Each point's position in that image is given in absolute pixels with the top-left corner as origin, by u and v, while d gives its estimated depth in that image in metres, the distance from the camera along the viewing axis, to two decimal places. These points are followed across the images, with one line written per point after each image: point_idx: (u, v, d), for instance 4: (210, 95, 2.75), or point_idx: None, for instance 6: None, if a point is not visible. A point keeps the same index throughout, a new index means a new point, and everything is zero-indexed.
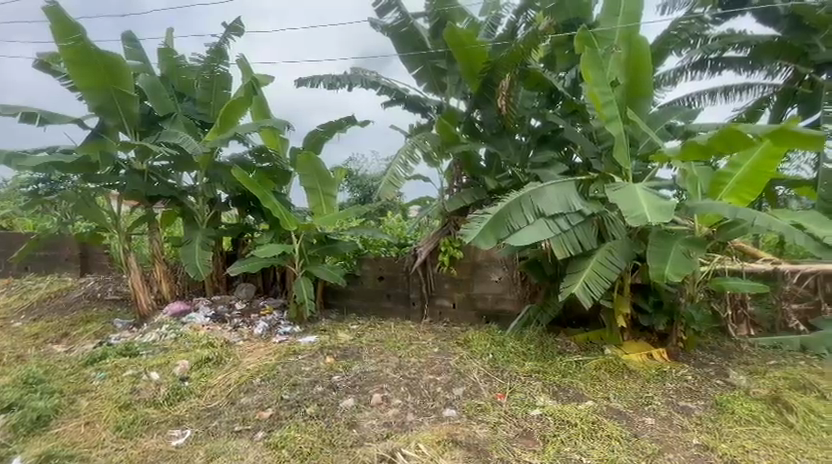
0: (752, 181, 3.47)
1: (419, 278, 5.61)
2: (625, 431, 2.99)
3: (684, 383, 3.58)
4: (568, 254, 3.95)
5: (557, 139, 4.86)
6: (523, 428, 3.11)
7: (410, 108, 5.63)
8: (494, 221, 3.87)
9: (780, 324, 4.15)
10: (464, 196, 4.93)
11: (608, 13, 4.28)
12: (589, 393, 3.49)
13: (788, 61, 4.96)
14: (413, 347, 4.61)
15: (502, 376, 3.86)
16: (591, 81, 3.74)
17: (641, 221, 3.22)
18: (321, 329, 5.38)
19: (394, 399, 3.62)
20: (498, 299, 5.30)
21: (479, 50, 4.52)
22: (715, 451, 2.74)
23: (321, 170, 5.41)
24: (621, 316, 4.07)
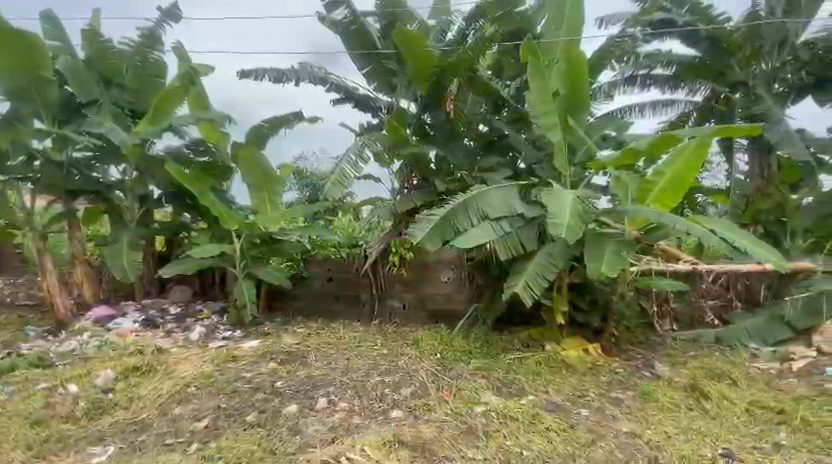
0: (674, 188, 3.76)
1: (369, 279, 5.59)
2: (562, 423, 3.15)
3: (615, 375, 3.83)
4: (510, 254, 4.10)
5: (502, 145, 5.03)
6: (469, 425, 3.16)
7: (360, 107, 5.66)
8: (440, 223, 3.97)
9: (697, 319, 4.63)
10: (414, 198, 4.98)
11: (550, 25, 4.49)
12: (530, 388, 3.65)
13: (706, 82, 5.26)
14: (361, 349, 4.56)
15: (449, 374, 3.91)
16: (533, 89, 3.99)
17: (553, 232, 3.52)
18: (264, 334, 5.16)
19: (340, 403, 3.55)
20: (448, 299, 5.36)
21: (427, 54, 4.54)
22: (641, 438, 2.96)
23: (263, 167, 5.19)
24: (560, 313, 4.25)
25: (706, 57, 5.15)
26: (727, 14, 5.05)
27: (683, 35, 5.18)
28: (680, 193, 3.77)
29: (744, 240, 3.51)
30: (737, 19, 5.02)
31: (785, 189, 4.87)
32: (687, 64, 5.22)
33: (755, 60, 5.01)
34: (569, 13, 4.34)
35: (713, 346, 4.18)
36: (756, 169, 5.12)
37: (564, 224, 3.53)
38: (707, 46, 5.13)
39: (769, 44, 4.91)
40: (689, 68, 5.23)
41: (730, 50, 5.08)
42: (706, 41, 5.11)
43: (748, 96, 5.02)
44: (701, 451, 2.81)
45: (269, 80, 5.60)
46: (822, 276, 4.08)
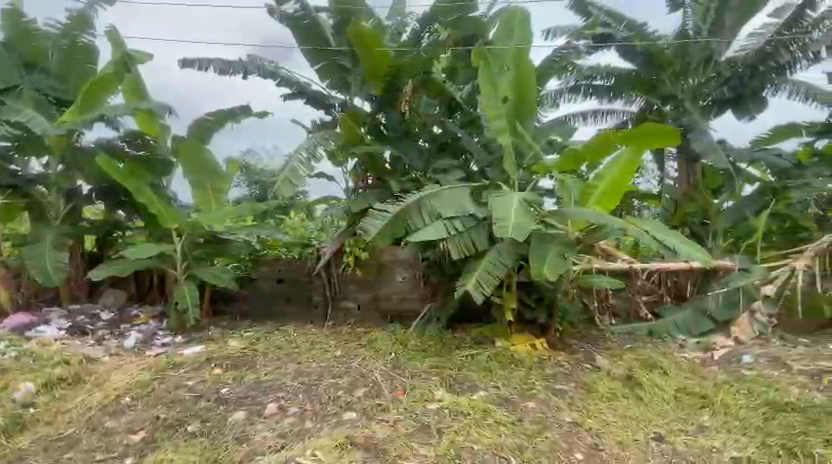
0: (613, 193, 4.03)
1: (322, 280, 5.48)
2: (511, 416, 3.26)
3: (560, 368, 4.03)
4: (462, 253, 4.18)
5: (455, 147, 5.05)
6: (421, 423, 3.19)
7: (313, 103, 5.51)
8: (393, 220, 4.02)
9: (632, 313, 4.99)
10: (369, 198, 4.96)
11: (502, 35, 4.57)
12: (481, 384, 3.74)
13: (640, 93, 5.63)
14: (313, 351, 4.47)
15: (403, 374, 3.92)
16: (485, 96, 4.13)
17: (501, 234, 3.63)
18: (208, 339, 4.90)
19: (290, 408, 3.45)
20: (402, 299, 5.37)
21: (383, 52, 4.55)
22: (583, 426, 3.13)
23: (208, 162, 4.98)
24: (509, 311, 4.41)
25: (642, 71, 5.49)
26: (661, 32, 5.44)
27: (621, 49, 5.53)
28: (617, 198, 4.06)
29: (673, 239, 3.83)
30: (669, 36, 5.42)
31: (707, 194, 5.36)
32: (625, 77, 5.55)
33: (685, 75, 5.43)
34: (519, 25, 4.54)
35: (647, 338, 4.50)
36: (683, 175, 5.52)
37: (510, 223, 3.70)
38: (642, 60, 5.45)
39: (696, 63, 5.38)
40: (627, 80, 5.56)
41: (664, 65, 5.40)
42: (642, 55, 5.48)
43: (677, 108, 5.47)
44: (635, 436, 3.03)
45: (214, 71, 5.34)
46: (739, 273, 4.51)
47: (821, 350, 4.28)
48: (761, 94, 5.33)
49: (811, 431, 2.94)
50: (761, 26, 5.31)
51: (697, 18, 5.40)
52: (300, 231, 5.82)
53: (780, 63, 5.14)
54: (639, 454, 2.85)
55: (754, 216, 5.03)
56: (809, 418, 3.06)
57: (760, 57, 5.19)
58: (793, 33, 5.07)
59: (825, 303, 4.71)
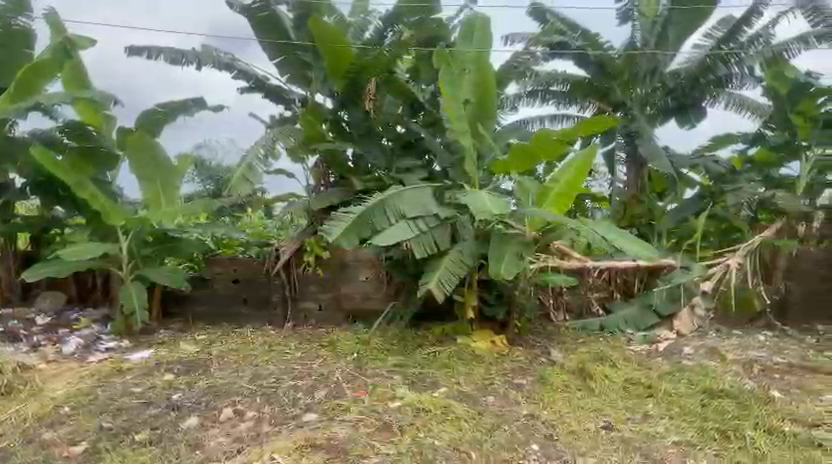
0: (566, 195, 4.15)
1: (281, 280, 5.34)
2: (471, 411, 3.33)
3: (518, 363, 4.16)
4: (424, 253, 4.21)
5: (419, 148, 5.10)
6: (382, 422, 3.18)
7: (272, 98, 5.43)
8: (356, 222, 3.99)
9: (585, 309, 5.21)
10: (331, 196, 4.93)
11: (464, 36, 4.60)
12: (442, 380, 3.80)
13: (593, 100, 5.91)
14: (271, 353, 4.36)
15: (364, 374, 3.91)
16: (448, 97, 4.20)
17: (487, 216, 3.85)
18: (157, 343, 4.66)
19: (247, 412, 3.34)
20: (365, 298, 5.33)
21: (344, 49, 4.51)
22: (538, 418, 3.25)
23: (158, 156, 4.72)
24: (471, 308, 4.54)
25: (595, 79, 5.76)
26: (612, 42, 5.73)
27: (576, 57, 5.79)
28: (569, 200, 4.18)
29: (621, 240, 4.00)
30: (618, 47, 5.71)
31: (654, 196, 5.70)
32: (581, 83, 5.77)
33: (633, 85, 5.73)
34: (481, 30, 4.59)
35: (598, 333, 4.74)
36: (633, 180, 5.92)
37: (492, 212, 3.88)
38: (595, 69, 5.75)
39: (643, 72, 5.71)
40: (582, 87, 5.80)
41: (615, 73, 5.67)
42: (595, 64, 5.76)
43: (627, 115, 5.78)
44: (586, 425, 3.17)
45: (164, 60, 5.08)
46: (680, 271, 4.85)
47: (751, 340, 4.65)
48: (701, 104, 5.69)
49: (742, 415, 3.18)
50: (704, 36, 5.60)
51: (645, 30, 5.72)
52: (258, 230, 5.64)
53: (719, 76, 5.45)
54: (589, 442, 2.97)
55: (694, 218, 5.40)
56: (740, 403, 3.32)
57: (700, 69, 5.50)
58: (730, 48, 5.42)
59: (756, 299, 5.01)
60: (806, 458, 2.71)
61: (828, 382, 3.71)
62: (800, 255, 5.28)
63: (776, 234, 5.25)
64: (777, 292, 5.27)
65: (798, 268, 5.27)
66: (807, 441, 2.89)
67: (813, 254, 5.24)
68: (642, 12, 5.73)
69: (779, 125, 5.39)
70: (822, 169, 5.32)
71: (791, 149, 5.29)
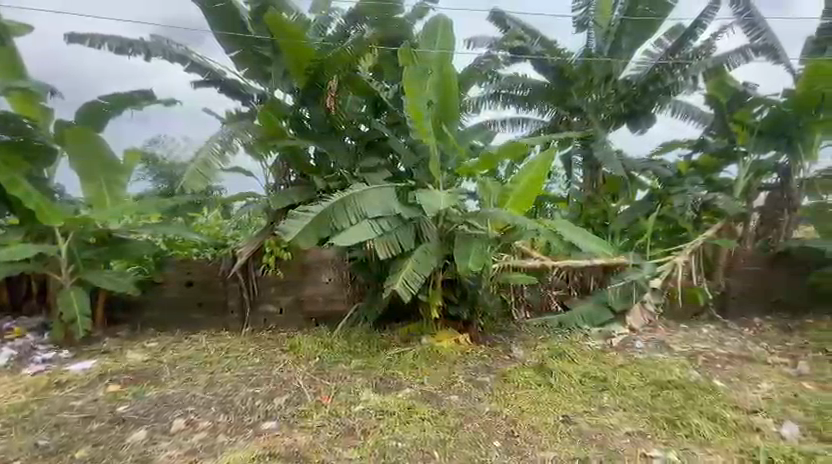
0: (526, 198, 4.24)
1: (238, 283, 5.14)
2: (435, 411, 3.34)
3: (481, 361, 4.23)
4: (389, 253, 4.20)
5: (382, 147, 5.05)
6: (346, 426, 3.14)
7: (227, 93, 5.27)
8: (316, 221, 3.94)
9: (544, 307, 5.36)
10: (291, 195, 4.82)
11: (426, 39, 4.62)
12: (406, 381, 3.80)
13: (552, 105, 6.12)
14: (228, 360, 4.20)
15: (327, 378, 3.84)
16: (412, 95, 4.10)
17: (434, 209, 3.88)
18: (102, 352, 4.38)
19: (201, 422, 3.18)
20: (328, 300, 5.24)
21: (304, 44, 4.36)
22: (501, 415, 3.30)
23: (99, 150, 4.42)
24: (435, 308, 4.53)
25: (553, 84, 6.01)
26: (569, 49, 5.92)
27: (535, 62, 5.99)
28: (530, 202, 4.28)
29: (577, 238, 4.19)
30: (575, 54, 5.91)
31: (607, 198, 5.96)
32: (539, 88, 6.00)
33: (589, 90, 5.96)
34: (444, 32, 4.62)
35: (557, 329, 4.90)
36: (588, 182, 6.19)
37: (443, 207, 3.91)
38: (553, 75, 5.97)
39: (597, 79, 5.95)
40: (540, 92, 6.04)
41: (572, 79, 5.88)
42: (553, 70, 5.97)
43: (583, 120, 6.02)
44: (546, 420, 3.24)
45: (110, 49, 4.76)
46: (632, 269, 5.11)
47: (695, 333, 4.97)
48: (651, 111, 5.99)
49: (688, 404, 3.37)
50: (654, 46, 5.89)
51: (599, 39, 5.93)
52: (215, 230, 5.42)
53: (667, 85, 5.73)
54: (549, 437, 3.05)
55: (644, 218, 5.70)
56: (687, 392, 3.52)
57: (650, 78, 5.83)
58: (678, 59, 5.67)
59: (700, 293, 5.26)
60: (746, 443, 2.91)
61: (763, 371, 4.01)
62: (738, 253, 5.68)
63: (718, 233, 5.62)
64: (718, 287, 5.66)
65: (737, 265, 5.67)
66: (746, 426, 3.10)
67: (750, 252, 5.66)
68: (597, 21, 5.88)
69: (720, 131, 5.76)
70: (758, 173, 5.60)
71: (729, 155, 5.62)
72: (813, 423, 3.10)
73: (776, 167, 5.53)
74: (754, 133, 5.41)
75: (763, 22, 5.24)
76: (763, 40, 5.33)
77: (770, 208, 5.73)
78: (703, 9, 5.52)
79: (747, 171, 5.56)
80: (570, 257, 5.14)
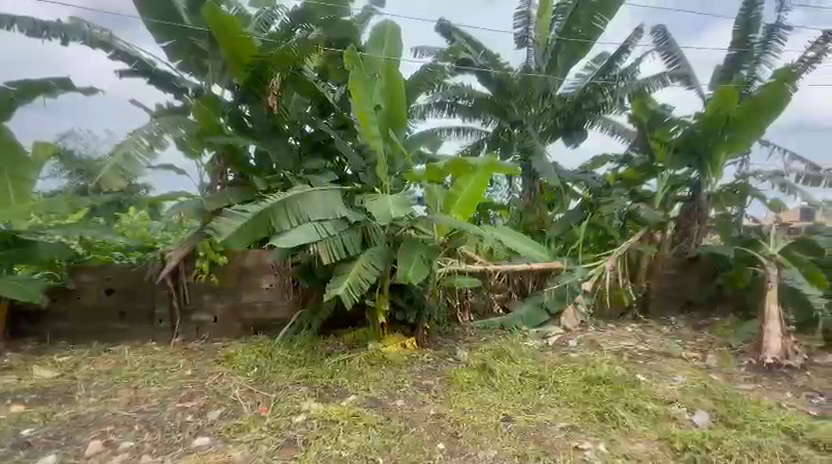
0: (468, 205, 4.37)
1: (167, 289, 4.78)
2: (381, 417, 3.30)
3: (426, 364, 4.26)
4: (333, 258, 4.13)
5: (328, 149, 4.96)
6: (286, 438, 3.02)
7: (159, 85, 4.90)
8: (252, 222, 3.78)
9: (487, 310, 5.53)
10: (229, 196, 4.59)
11: (374, 44, 4.66)
12: (351, 389, 3.73)
13: (495, 116, 6.40)
14: (156, 373, 3.90)
15: (266, 389, 3.69)
16: (359, 99, 4.09)
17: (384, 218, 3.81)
18: (3, 369, 3.91)
19: (123, 442, 2.91)
20: (268, 307, 5.01)
21: (245, 40, 4.21)
22: (445, 417, 3.35)
23: (8, 142, 3.94)
24: (382, 313, 4.51)
25: (496, 97, 6.26)
26: (510, 64, 6.22)
27: (479, 74, 6.24)
28: (471, 209, 4.43)
29: (515, 242, 4.38)
30: (516, 68, 6.20)
31: (543, 207, 6.36)
32: (482, 99, 6.25)
33: (528, 104, 6.28)
34: (390, 39, 4.69)
35: (498, 331, 5.08)
36: (526, 191, 6.47)
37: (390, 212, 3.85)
38: (495, 88, 6.26)
39: (536, 95, 6.26)
40: (481, 103, 6.29)
41: (513, 93, 6.17)
42: (495, 83, 6.24)
43: (523, 132, 6.32)
44: (488, 419, 3.34)
45: (20, 32, 4.28)
46: (566, 272, 5.44)
47: (621, 332, 5.39)
48: (583, 126, 6.41)
49: (615, 398, 3.63)
50: (585, 68, 6.35)
51: (538, 56, 6.27)
52: (142, 231, 5.06)
53: (598, 103, 6.15)
54: (490, 436, 3.12)
55: (577, 226, 6.10)
56: (614, 387, 3.79)
57: (583, 96, 6.22)
58: (606, 80, 6.14)
59: (624, 294, 5.84)
60: (664, 431, 3.18)
61: (678, 365, 4.43)
62: (658, 259, 6.23)
63: (640, 240, 6.13)
64: (641, 289, 6.20)
65: (656, 269, 6.25)
66: (665, 415, 3.39)
67: (666, 257, 6.24)
68: (535, 39, 6.24)
69: (642, 149, 6.22)
70: (674, 187, 6.17)
71: (650, 170, 6.07)
72: (720, 411, 3.46)
73: (688, 182, 6.15)
74: (670, 151, 5.90)
75: (679, 52, 5.95)
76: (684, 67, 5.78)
77: (684, 218, 6.36)
78: (626, 36, 6.10)
79: (665, 185, 6.09)
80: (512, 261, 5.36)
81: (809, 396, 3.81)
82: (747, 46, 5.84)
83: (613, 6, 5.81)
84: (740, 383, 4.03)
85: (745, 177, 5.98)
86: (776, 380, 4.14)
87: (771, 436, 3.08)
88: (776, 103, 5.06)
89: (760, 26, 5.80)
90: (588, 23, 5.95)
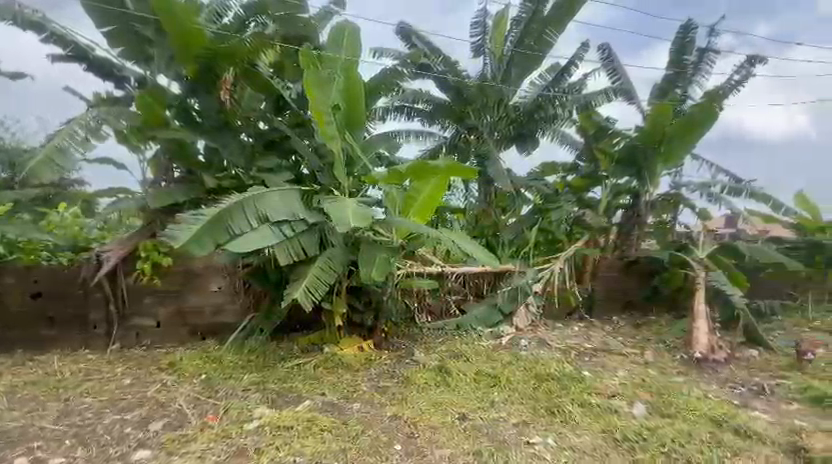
0: (427, 207, 4.45)
1: (103, 293, 4.49)
2: (336, 421, 3.26)
3: (383, 367, 4.26)
4: (290, 260, 4.03)
5: (284, 147, 4.81)
6: (236, 447, 2.91)
7: (97, 72, 4.64)
8: (209, 225, 3.58)
9: (444, 311, 5.60)
10: (174, 193, 4.34)
11: (333, 43, 4.60)
12: (306, 393, 3.66)
13: (452, 122, 6.56)
14: (90, 384, 3.64)
15: (214, 396, 3.54)
16: (313, 98, 4.07)
17: (343, 225, 3.70)
18: None
19: (52, 459, 2.71)
20: (217, 312, 4.79)
21: (196, 31, 4.00)
22: (402, 418, 3.36)
23: None
24: (339, 316, 4.49)
25: (454, 103, 6.42)
26: (468, 71, 6.36)
27: (437, 79, 6.34)
28: (430, 211, 4.50)
29: (472, 246, 4.52)
30: (472, 75, 6.36)
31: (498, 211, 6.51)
32: (439, 105, 6.39)
33: (483, 112, 6.47)
34: (350, 39, 4.63)
35: (455, 332, 5.16)
36: (482, 196, 6.64)
37: (348, 220, 3.75)
38: (453, 94, 6.40)
39: (491, 103, 6.43)
40: (439, 109, 6.42)
41: (469, 99, 6.34)
42: (453, 89, 6.38)
43: (479, 139, 6.49)
44: (444, 418, 3.38)
45: None
46: (518, 274, 5.64)
47: (569, 331, 5.67)
48: (536, 136, 6.70)
49: (563, 393, 3.81)
50: (538, 78, 6.59)
51: (493, 65, 6.48)
52: (74, 230, 4.55)
53: (549, 114, 6.45)
54: (444, 435, 3.17)
55: (528, 229, 6.34)
56: (562, 383, 3.99)
57: (534, 106, 6.45)
58: (556, 91, 6.38)
59: (572, 296, 6.12)
60: (607, 423, 3.38)
61: (619, 361, 4.72)
62: (602, 261, 6.62)
63: (586, 244, 6.46)
64: (586, 290, 6.55)
65: (600, 271, 6.63)
66: (607, 408, 3.61)
67: (610, 260, 6.64)
68: (491, 49, 6.45)
69: (588, 160, 6.60)
70: (617, 194, 6.52)
71: (595, 178, 6.47)
72: (656, 402, 3.73)
73: (629, 190, 6.50)
74: (613, 161, 6.29)
75: (621, 68, 6.38)
76: (622, 84, 6.39)
77: (624, 225, 6.69)
78: (575, 51, 6.43)
79: (608, 193, 6.48)
80: (467, 263, 5.40)
81: (732, 387, 4.20)
82: (682, 68, 6.37)
83: (563, 23, 6.08)
84: (674, 377, 4.37)
85: (678, 188, 6.41)
86: (704, 373, 4.53)
87: (700, 424, 3.38)
88: (706, 121, 5.58)
89: (694, 49, 6.35)
90: (540, 37, 6.21)
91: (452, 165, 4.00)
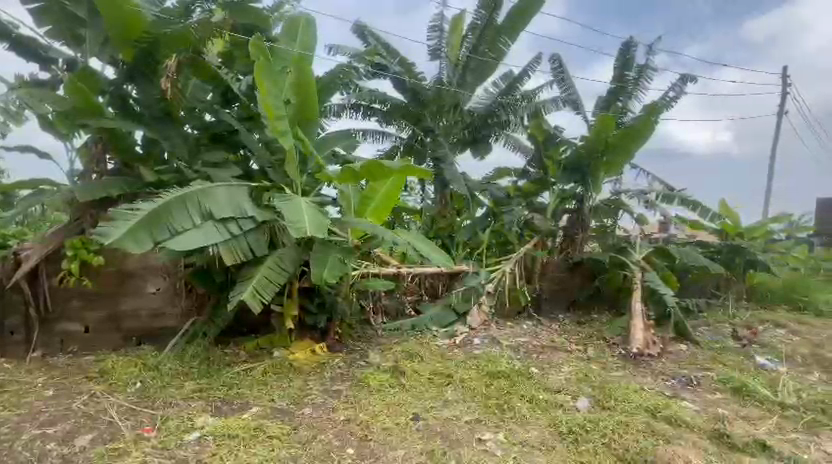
0: (383, 208, 4.42)
1: (23, 295, 4.11)
2: (286, 428, 3.16)
3: (336, 369, 4.19)
4: (238, 260, 3.88)
5: (231, 141, 4.67)
6: (175, 460, 2.74)
7: (22, 53, 4.21)
8: (145, 222, 3.33)
9: (400, 312, 5.66)
10: (108, 186, 3.99)
11: (286, 37, 4.49)
12: (254, 400, 3.52)
13: (408, 123, 6.55)
14: (4, 397, 3.29)
15: (152, 406, 3.31)
16: (263, 91, 3.90)
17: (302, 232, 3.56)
18: None
19: None
20: (154, 315, 4.46)
21: (133, 13, 3.71)
22: (354, 421, 3.32)
23: None
24: (290, 318, 4.34)
25: (410, 104, 6.44)
26: (425, 74, 6.41)
27: (393, 80, 6.36)
28: (387, 211, 4.47)
29: (428, 248, 4.53)
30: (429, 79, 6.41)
31: (454, 213, 6.67)
32: (395, 105, 6.40)
33: (439, 115, 6.57)
34: (304, 30, 4.53)
35: (410, 332, 5.18)
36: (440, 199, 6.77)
37: (305, 221, 3.64)
38: (411, 96, 6.42)
39: (448, 106, 6.55)
40: (395, 110, 6.44)
41: (425, 102, 6.40)
42: (409, 91, 6.40)
43: (434, 141, 6.44)
44: (399, 419, 3.38)
45: None
46: (472, 274, 5.76)
47: (518, 329, 5.89)
48: (488, 140, 6.90)
49: (513, 390, 3.95)
50: (493, 85, 6.79)
51: (450, 69, 6.56)
52: None
53: (501, 120, 6.62)
54: (399, 436, 3.17)
55: (482, 231, 6.50)
56: (512, 380, 4.13)
57: (487, 113, 6.68)
58: (508, 99, 6.62)
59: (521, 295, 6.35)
60: (553, 417, 3.54)
61: (565, 357, 4.98)
62: (550, 262, 6.95)
63: (536, 246, 6.71)
64: (535, 290, 6.84)
65: (547, 272, 6.95)
66: (554, 403, 3.79)
67: (557, 261, 6.98)
68: (447, 54, 6.56)
69: (538, 166, 6.97)
70: (563, 199, 6.85)
71: (543, 184, 6.75)
72: (598, 396, 3.96)
73: (574, 195, 6.83)
74: (560, 169, 6.55)
75: (570, 79, 6.78)
76: (570, 94, 6.79)
77: (570, 228, 7.05)
78: (527, 61, 6.69)
79: (555, 198, 6.79)
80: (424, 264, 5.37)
81: (664, 379, 4.56)
82: (622, 82, 6.83)
83: (515, 31, 6.28)
84: (613, 371, 4.67)
85: (618, 194, 6.86)
86: (639, 366, 4.88)
87: (636, 415, 3.63)
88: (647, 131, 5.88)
89: (634, 65, 6.83)
90: (495, 44, 6.40)
91: (408, 165, 3.92)
